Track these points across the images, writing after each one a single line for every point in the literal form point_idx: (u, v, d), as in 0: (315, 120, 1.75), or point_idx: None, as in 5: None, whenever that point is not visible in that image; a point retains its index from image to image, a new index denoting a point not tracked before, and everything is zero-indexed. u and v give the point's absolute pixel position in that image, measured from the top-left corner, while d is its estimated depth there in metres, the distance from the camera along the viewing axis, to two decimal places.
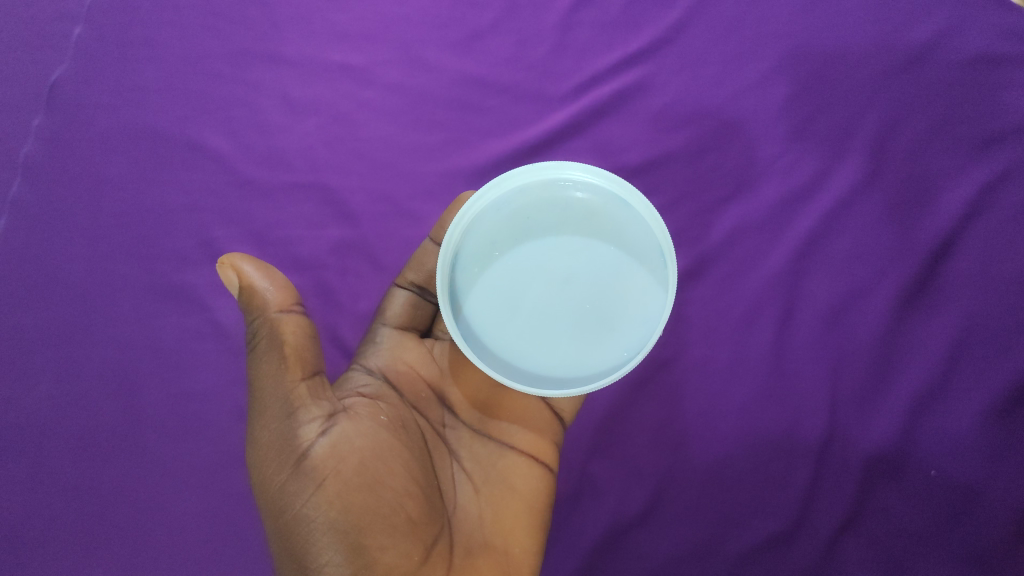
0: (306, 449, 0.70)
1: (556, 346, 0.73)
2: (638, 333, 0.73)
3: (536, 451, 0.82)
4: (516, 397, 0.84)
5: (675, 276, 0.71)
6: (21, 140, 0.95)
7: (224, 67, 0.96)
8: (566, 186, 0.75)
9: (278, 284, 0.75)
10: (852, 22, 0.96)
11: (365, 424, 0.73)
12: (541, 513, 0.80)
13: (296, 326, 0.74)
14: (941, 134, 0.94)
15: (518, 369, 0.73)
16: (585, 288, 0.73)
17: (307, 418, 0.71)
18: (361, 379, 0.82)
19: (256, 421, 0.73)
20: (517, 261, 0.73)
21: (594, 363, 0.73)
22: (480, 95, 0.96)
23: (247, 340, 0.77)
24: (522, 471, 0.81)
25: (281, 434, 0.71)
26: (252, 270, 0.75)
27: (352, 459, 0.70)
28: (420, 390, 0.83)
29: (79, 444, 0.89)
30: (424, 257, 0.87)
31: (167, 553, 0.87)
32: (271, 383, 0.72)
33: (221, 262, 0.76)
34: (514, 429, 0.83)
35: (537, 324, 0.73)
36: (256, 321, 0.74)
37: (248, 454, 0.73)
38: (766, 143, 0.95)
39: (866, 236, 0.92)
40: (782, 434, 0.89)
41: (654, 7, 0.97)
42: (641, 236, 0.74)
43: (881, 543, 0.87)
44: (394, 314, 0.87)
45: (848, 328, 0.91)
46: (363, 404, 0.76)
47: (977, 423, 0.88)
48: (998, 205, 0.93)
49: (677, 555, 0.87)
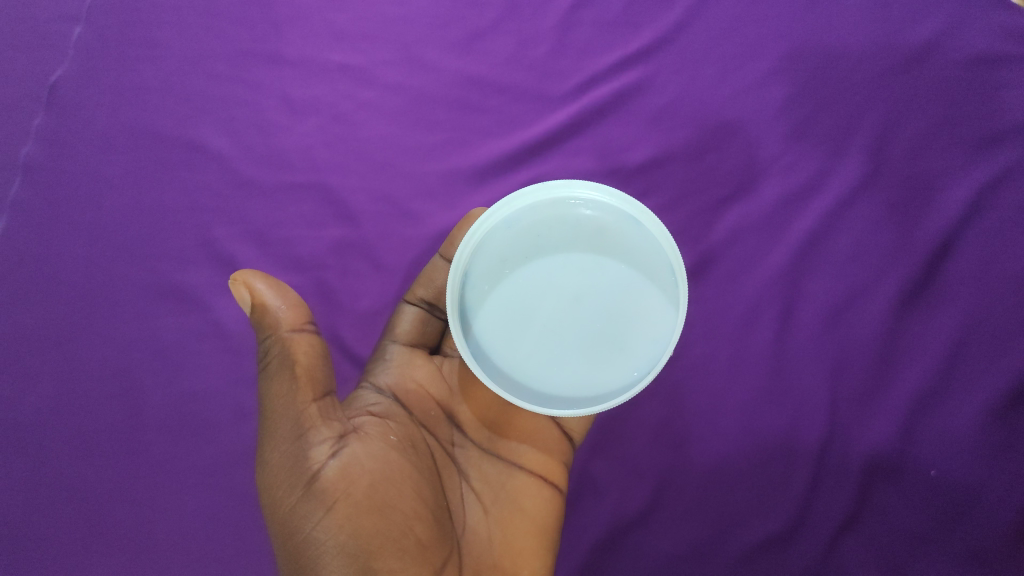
0: (317, 471, 0.70)
1: (566, 366, 0.74)
2: (649, 353, 0.73)
3: (545, 471, 0.82)
4: (526, 416, 0.84)
5: (685, 296, 0.72)
6: (21, 140, 0.95)
7: (224, 67, 0.96)
8: (577, 204, 0.75)
9: (289, 302, 0.76)
10: (853, 22, 0.96)
11: (375, 445, 0.74)
12: (549, 535, 0.80)
13: (307, 345, 0.74)
14: (939, 134, 0.95)
15: (528, 388, 0.74)
16: (596, 307, 0.73)
17: (317, 440, 0.71)
18: (369, 398, 0.82)
19: (266, 442, 0.73)
20: (528, 279, 0.73)
21: (604, 382, 0.74)
22: (481, 95, 0.97)
23: (258, 358, 0.77)
24: (531, 492, 0.81)
25: (291, 455, 0.71)
26: (263, 288, 0.76)
27: (362, 481, 0.70)
28: (430, 409, 0.83)
29: (78, 444, 0.89)
30: (434, 272, 0.87)
31: (166, 553, 0.87)
32: (282, 404, 0.73)
33: (234, 279, 0.77)
34: (523, 448, 0.83)
35: (548, 342, 0.74)
36: (268, 339, 0.75)
37: (257, 475, 0.73)
38: (766, 143, 0.95)
39: (866, 235, 0.93)
40: (782, 435, 0.89)
41: (653, 8, 0.98)
42: (651, 255, 0.74)
43: (881, 543, 0.88)
44: (403, 331, 0.87)
45: (849, 327, 0.91)
46: (372, 424, 0.76)
47: (976, 422, 0.89)
48: (997, 205, 0.93)
49: (678, 554, 0.88)
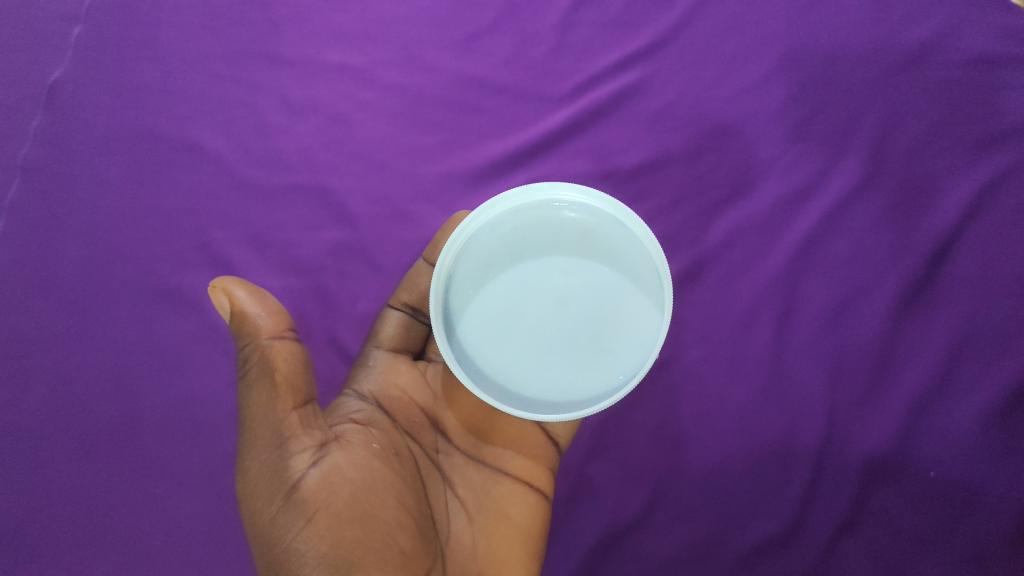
0: (297, 481, 0.70)
1: (551, 371, 0.73)
2: (635, 357, 0.73)
3: (531, 478, 0.82)
4: (511, 422, 0.84)
5: (672, 298, 0.71)
6: (20, 140, 0.95)
7: (221, 68, 0.96)
8: (561, 207, 0.74)
9: (270, 309, 0.76)
10: (854, 21, 0.95)
11: (357, 453, 0.74)
12: (535, 542, 0.80)
13: (287, 352, 0.75)
14: (940, 135, 0.93)
15: (513, 393, 0.73)
16: (581, 310, 0.73)
17: (297, 449, 0.71)
18: (352, 405, 0.82)
19: (246, 451, 0.73)
20: (512, 283, 0.73)
21: (590, 387, 0.73)
22: (478, 96, 0.96)
23: (239, 366, 0.77)
24: (516, 499, 0.80)
25: (271, 465, 0.71)
26: (243, 295, 0.77)
27: (343, 491, 0.70)
28: (414, 415, 0.83)
29: (77, 444, 0.90)
30: (417, 276, 0.88)
31: (163, 553, 0.88)
32: (262, 412, 0.73)
33: (213, 286, 0.78)
34: (509, 454, 0.83)
35: (532, 347, 0.73)
36: (248, 347, 0.75)
37: (238, 484, 0.73)
38: (766, 144, 0.94)
39: (866, 237, 0.92)
40: (780, 438, 0.89)
41: (652, 8, 0.97)
42: (637, 258, 0.74)
43: (880, 546, 0.87)
44: (387, 336, 0.87)
45: (848, 330, 0.90)
46: (354, 431, 0.77)
47: (975, 425, 0.87)
48: (999, 206, 0.92)
49: (674, 557, 0.87)
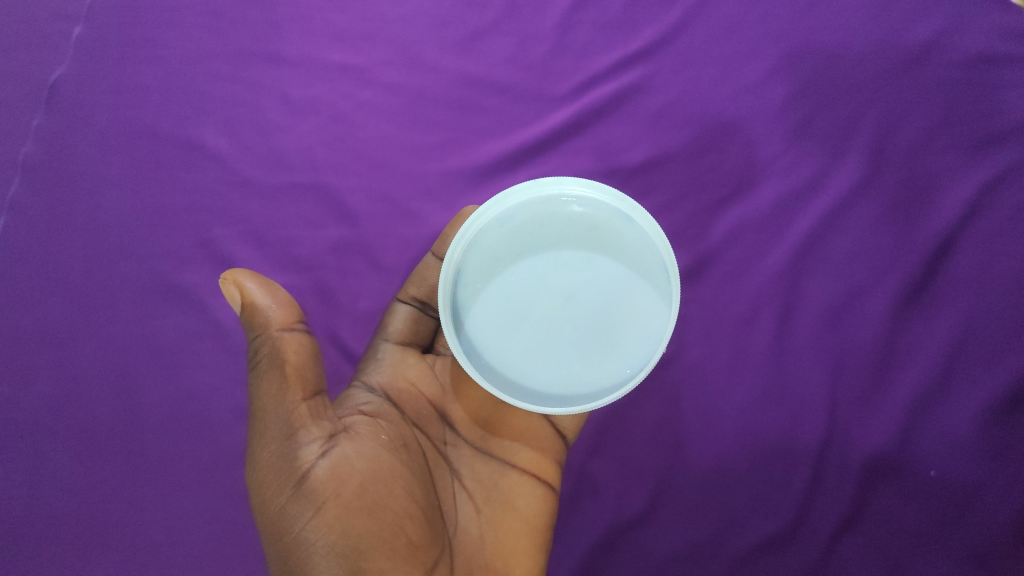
0: (307, 471, 0.70)
1: (559, 363, 0.73)
2: (643, 350, 0.73)
3: (539, 470, 0.82)
4: (518, 414, 0.84)
5: (679, 292, 0.72)
6: (20, 139, 0.95)
7: (222, 68, 0.96)
8: (567, 201, 0.74)
9: (279, 301, 0.76)
10: (852, 22, 0.96)
11: (366, 445, 0.73)
12: (542, 534, 0.80)
13: (297, 345, 0.75)
14: (939, 134, 0.94)
15: (521, 386, 0.73)
16: (588, 304, 0.73)
17: (307, 439, 0.71)
18: (361, 397, 0.81)
19: (256, 442, 0.73)
20: (520, 277, 0.73)
21: (597, 380, 0.73)
22: (480, 95, 0.96)
23: (248, 357, 0.77)
24: (523, 491, 0.80)
25: (280, 455, 0.71)
26: (253, 287, 0.76)
27: (352, 481, 0.70)
28: (422, 407, 0.83)
29: (77, 444, 0.89)
30: (426, 271, 0.88)
31: (164, 552, 0.87)
32: (273, 403, 0.73)
33: (224, 278, 0.78)
34: (517, 446, 0.83)
35: (540, 340, 0.73)
36: (258, 338, 0.75)
37: (247, 474, 0.73)
38: (766, 144, 0.95)
39: (867, 236, 0.92)
40: (782, 435, 0.89)
41: (653, 8, 0.97)
42: (644, 252, 0.74)
43: (881, 544, 0.87)
44: (395, 329, 0.87)
45: (849, 327, 0.91)
46: (363, 422, 0.76)
47: (976, 423, 0.88)
48: (998, 205, 0.93)
49: (676, 554, 0.87)
